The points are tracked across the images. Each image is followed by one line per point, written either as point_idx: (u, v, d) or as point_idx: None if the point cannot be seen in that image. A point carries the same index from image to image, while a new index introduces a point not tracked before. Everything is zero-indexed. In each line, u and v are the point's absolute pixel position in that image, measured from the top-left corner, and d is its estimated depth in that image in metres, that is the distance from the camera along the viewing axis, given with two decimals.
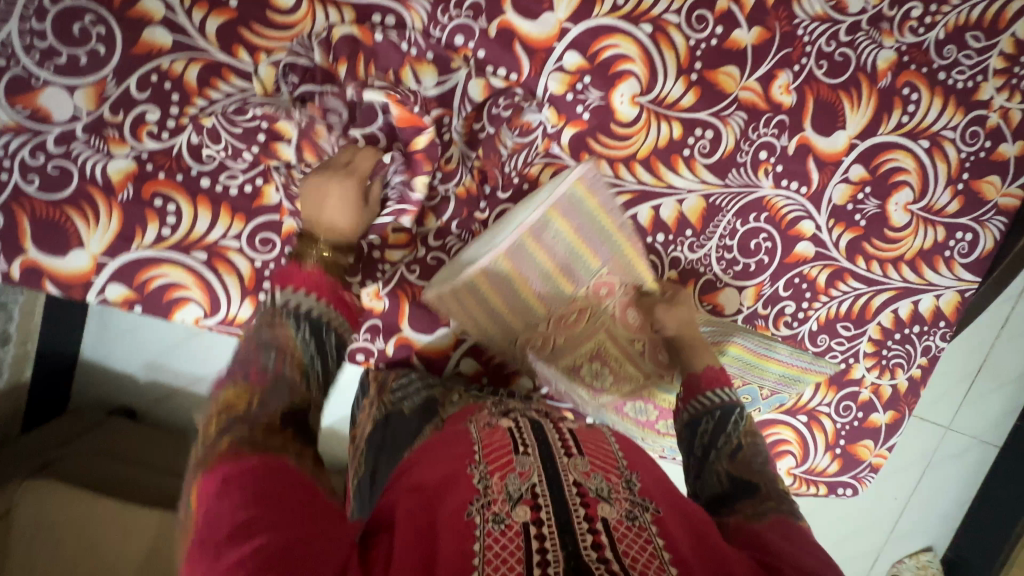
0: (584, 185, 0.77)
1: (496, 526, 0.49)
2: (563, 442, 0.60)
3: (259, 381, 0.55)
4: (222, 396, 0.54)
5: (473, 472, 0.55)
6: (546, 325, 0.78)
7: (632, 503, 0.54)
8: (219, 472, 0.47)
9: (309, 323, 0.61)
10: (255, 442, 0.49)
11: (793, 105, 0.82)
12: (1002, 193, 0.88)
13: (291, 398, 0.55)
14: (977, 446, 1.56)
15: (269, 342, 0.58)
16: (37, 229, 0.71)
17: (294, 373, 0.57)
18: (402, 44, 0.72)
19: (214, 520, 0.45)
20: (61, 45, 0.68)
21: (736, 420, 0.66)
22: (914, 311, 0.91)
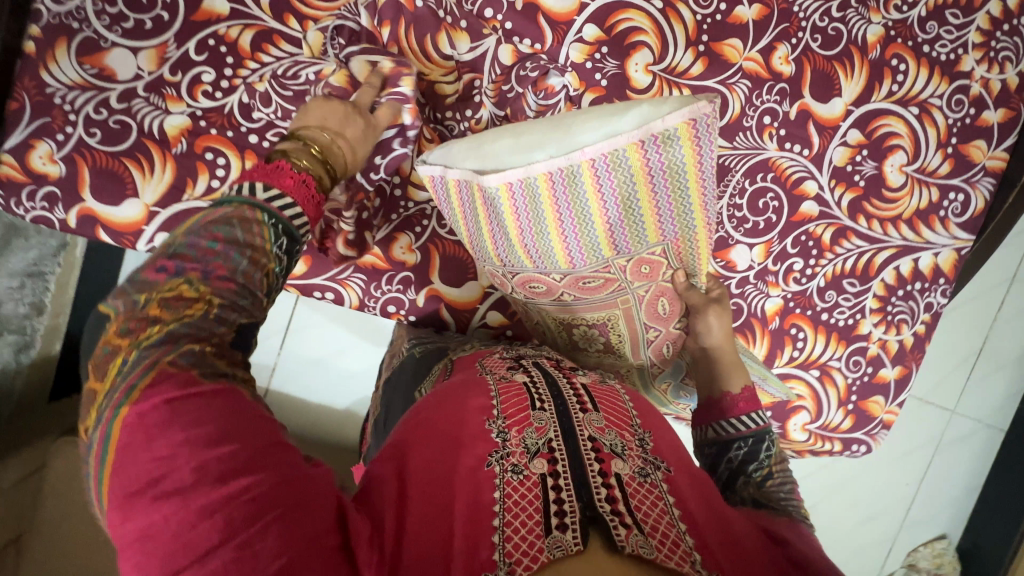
0: (689, 131, 0.61)
1: (514, 475, 0.47)
2: (577, 396, 0.56)
3: (220, 291, 0.48)
4: (162, 292, 0.46)
5: (490, 426, 0.50)
6: (560, 280, 0.69)
7: (645, 461, 0.51)
8: (160, 398, 0.41)
9: (286, 235, 0.54)
10: (206, 365, 0.44)
11: (793, 75, 0.90)
12: (989, 156, 0.94)
13: (249, 315, 0.50)
14: (983, 430, 1.58)
15: (240, 242, 0.50)
16: (96, 179, 0.76)
17: (261, 285, 0.51)
18: (439, 11, 0.78)
19: (164, 456, 0.39)
20: (130, 12, 0.75)
21: (766, 448, 0.69)
22: (915, 268, 0.96)
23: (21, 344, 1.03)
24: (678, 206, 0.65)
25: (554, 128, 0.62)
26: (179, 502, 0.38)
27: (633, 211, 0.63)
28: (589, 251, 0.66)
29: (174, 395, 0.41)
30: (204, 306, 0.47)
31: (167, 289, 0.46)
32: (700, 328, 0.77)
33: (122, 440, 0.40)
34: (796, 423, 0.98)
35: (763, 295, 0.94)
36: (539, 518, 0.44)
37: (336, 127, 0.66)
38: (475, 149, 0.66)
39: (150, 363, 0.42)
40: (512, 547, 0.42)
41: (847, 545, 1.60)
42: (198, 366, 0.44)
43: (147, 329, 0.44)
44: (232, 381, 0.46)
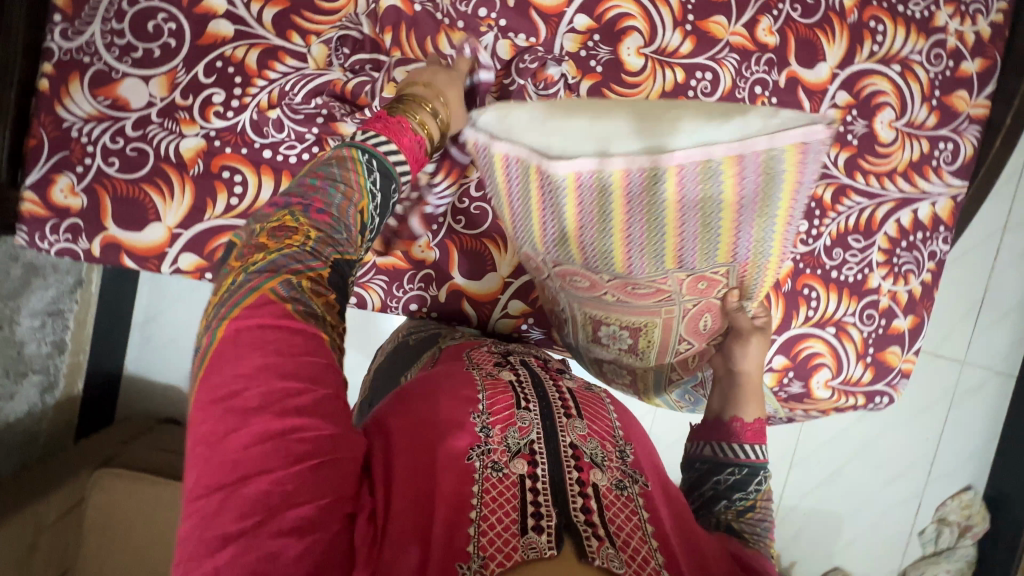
0: (794, 153, 0.61)
1: (494, 472, 0.49)
2: (562, 401, 0.58)
3: (318, 223, 0.52)
4: (276, 220, 0.52)
5: (475, 419, 0.53)
6: (608, 280, 0.70)
7: (623, 473, 0.54)
8: (255, 321, 0.46)
9: (381, 172, 0.59)
10: (294, 296, 0.48)
11: (778, 45, 0.93)
12: (972, 104, 0.98)
13: (344, 250, 0.54)
14: (995, 378, 1.61)
15: (339, 179, 0.55)
16: (117, 207, 0.78)
17: (355, 225, 0.55)
18: (437, 14, 0.82)
19: (244, 374, 0.44)
20: (137, 42, 0.77)
21: (757, 482, 0.68)
22: (914, 219, 0.99)
23: (46, 384, 1.06)
24: (759, 231, 0.65)
25: (640, 119, 0.64)
26: (240, 425, 0.43)
27: (710, 219, 0.64)
28: (651, 258, 0.67)
29: (265, 321, 0.46)
30: (305, 237, 0.51)
31: (276, 221, 0.52)
32: (736, 349, 0.74)
33: (219, 349, 0.46)
34: (818, 380, 1.00)
35: None
36: (516, 517, 0.46)
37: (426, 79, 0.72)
38: (546, 130, 0.66)
39: (254, 286, 0.48)
40: (487, 541, 0.45)
41: (876, 504, 1.62)
42: (293, 297, 0.48)
43: (256, 251, 0.50)
44: (318, 323, 0.49)
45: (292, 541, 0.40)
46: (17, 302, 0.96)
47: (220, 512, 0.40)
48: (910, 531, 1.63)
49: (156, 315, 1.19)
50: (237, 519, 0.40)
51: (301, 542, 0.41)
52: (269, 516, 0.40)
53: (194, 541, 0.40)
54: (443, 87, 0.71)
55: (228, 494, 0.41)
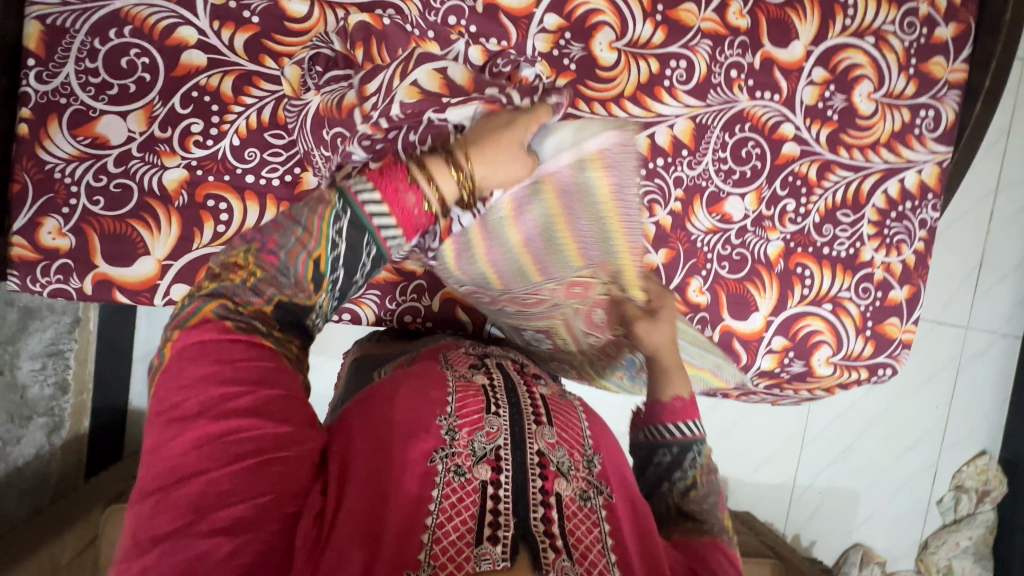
0: (603, 159, 0.67)
1: (457, 477, 0.49)
2: (534, 406, 0.58)
3: (266, 262, 0.50)
4: (232, 255, 0.51)
5: (442, 423, 0.53)
6: (499, 293, 0.77)
7: (588, 484, 0.54)
8: (197, 337, 0.47)
9: (352, 222, 0.51)
10: (239, 318, 0.49)
11: (750, 27, 0.93)
12: (950, 70, 0.98)
13: (291, 293, 0.51)
14: (1001, 340, 1.60)
15: (302, 221, 0.51)
16: (105, 244, 0.78)
17: (305, 269, 0.51)
18: (408, 27, 0.82)
19: (187, 384, 0.45)
20: (112, 79, 0.78)
21: (692, 457, 0.65)
22: (902, 188, 0.99)
23: (53, 425, 1.06)
24: (600, 237, 0.70)
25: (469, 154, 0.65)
26: (179, 431, 0.44)
27: (553, 240, 0.71)
28: (521, 276, 0.74)
29: (217, 334, 0.47)
30: (249, 275, 0.50)
31: (232, 256, 0.51)
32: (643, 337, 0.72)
33: (167, 364, 0.47)
34: (819, 358, 0.99)
35: (763, 240, 0.97)
36: (473, 526, 0.46)
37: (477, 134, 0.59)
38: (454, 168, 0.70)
39: (196, 310, 0.48)
40: (440, 550, 0.45)
41: (892, 477, 1.62)
42: (235, 320, 0.48)
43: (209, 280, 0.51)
44: (263, 336, 0.49)
45: (223, 541, 0.41)
46: (16, 346, 0.97)
47: (154, 514, 0.41)
48: (929, 500, 1.63)
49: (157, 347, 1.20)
50: (172, 518, 0.41)
51: (232, 542, 0.41)
52: (199, 517, 0.41)
53: (133, 538, 0.41)
54: (486, 144, 0.58)
55: (162, 496, 0.42)
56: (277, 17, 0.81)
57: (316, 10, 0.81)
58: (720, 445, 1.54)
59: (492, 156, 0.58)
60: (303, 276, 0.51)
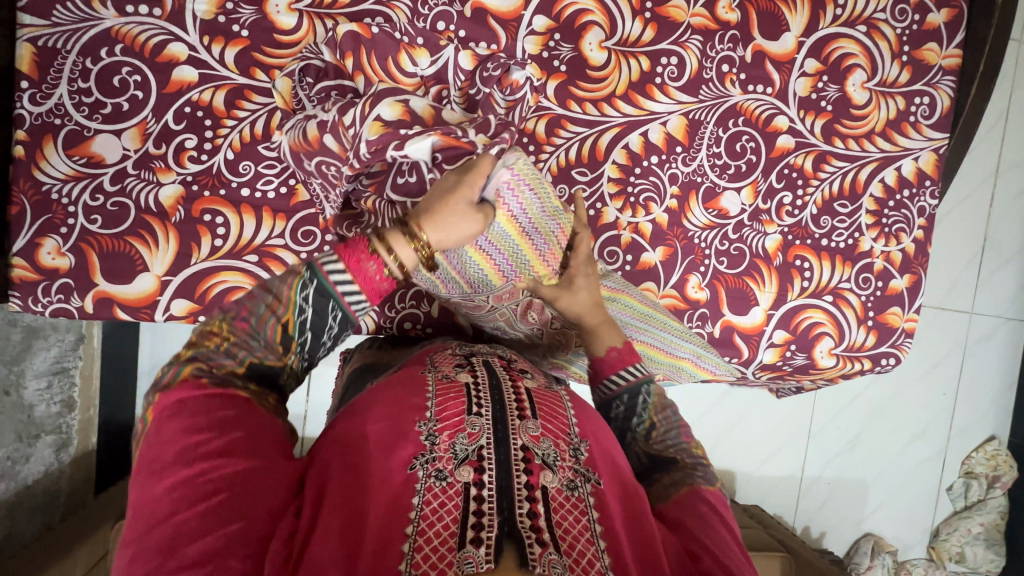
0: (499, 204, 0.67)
1: (438, 481, 0.49)
2: (518, 401, 0.57)
3: (238, 328, 0.53)
4: (207, 321, 0.55)
5: (421, 429, 0.53)
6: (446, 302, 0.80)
7: (575, 473, 0.53)
8: (177, 393, 0.50)
9: (317, 290, 0.54)
10: (216, 375, 0.52)
11: (740, 20, 0.93)
12: (944, 56, 0.97)
13: (262, 356, 0.54)
14: (1005, 324, 1.59)
15: (271, 289, 0.54)
16: (104, 262, 0.79)
17: (274, 334, 0.54)
18: (396, 34, 0.82)
19: (165, 437, 0.48)
20: (105, 98, 0.78)
21: (644, 399, 0.65)
22: (899, 176, 0.98)
23: (61, 443, 1.07)
24: (515, 261, 0.71)
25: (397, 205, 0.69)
26: (157, 479, 0.47)
27: (478, 277, 0.72)
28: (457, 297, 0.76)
29: (193, 391, 0.50)
30: (222, 341, 0.53)
31: (209, 320, 0.55)
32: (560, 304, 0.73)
33: (150, 421, 0.50)
34: (821, 349, 0.99)
35: (760, 234, 0.96)
36: (455, 530, 0.46)
37: (436, 200, 0.60)
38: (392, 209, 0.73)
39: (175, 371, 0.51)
40: (421, 557, 0.45)
41: (900, 466, 1.61)
42: (210, 376, 0.51)
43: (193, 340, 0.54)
44: (239, 389, 0.52)
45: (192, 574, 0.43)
46: (21, 366, 0.98)
47: (134, 559, 0.45)
48: (938, 487, 1.62)
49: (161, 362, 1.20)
50: (148, 559, 0.44)
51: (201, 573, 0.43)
52: (172, 553, 0.44)
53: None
54: (442, 210, 0.59)
55: (141, 538, 0.45)
56: (267, 30, 0.81)
57: (304, 21, 0.82)
58: (726, 440, 1.54)
59: (449, 224, 0.58)
60: (273, 340, 0.54)
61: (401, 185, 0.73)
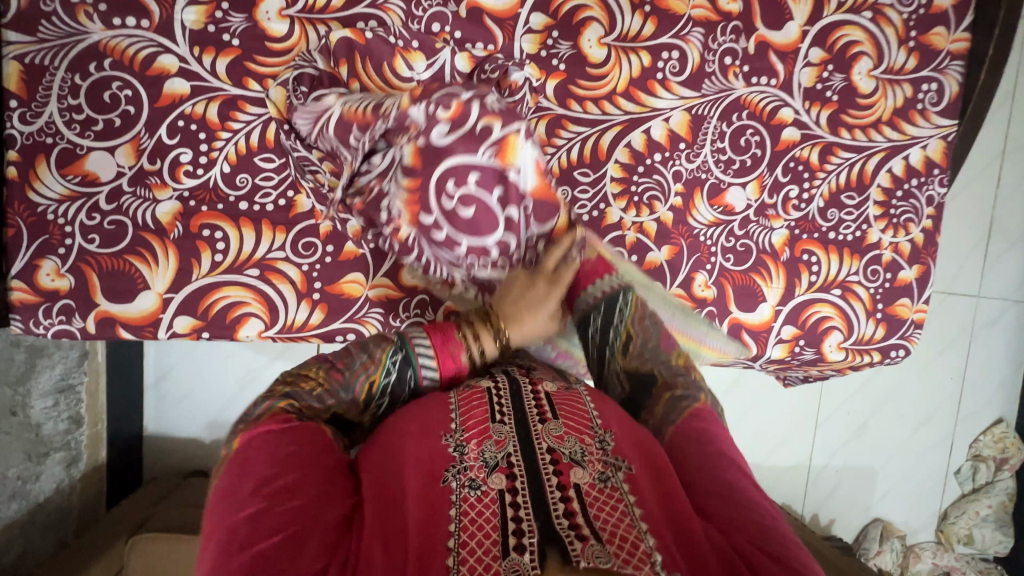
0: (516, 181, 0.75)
1: (473, 491, 0.50)
2: (537, 405, 0.59)
3: (333, 378, 0.63)
4: (303, 368, 0.65)
5: (449, 441, 0.55)
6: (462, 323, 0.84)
7: (604, 464, 0.53)
8: (263, 427, 0.56)
9: (403, 354, 0.65)
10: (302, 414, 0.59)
11: (742, 11, 0.91)
12: (952, 40, 0.95)
13: (345, 408, 0.63)
14: (1012, 307, 1.58)
15: (366, 349, 0.66)
16: (104, 281, 0.78)
17: (362, 388, 0.63)
18: (390, 38, 0.80)
19: (250, 467, 0.53)
20: (96, 114, 0.76)
21: (621, 308, 0.69)
22: (907, 166, 0.97)
23: (70, 459, 1.08)
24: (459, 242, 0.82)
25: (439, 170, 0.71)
26: (237, 507, 0.50)
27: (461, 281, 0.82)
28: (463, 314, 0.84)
29: (275, 427, 0.56)
30: (319, 385, 0.62)
31: (304, 369, 0.65)
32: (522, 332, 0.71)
33: (235, 453, 0.55)
34: (830, 344, 0.98)
35: (767, 229, 0.95)
36: (496, 539, 0.46)
37: (519, 298, 0.72)
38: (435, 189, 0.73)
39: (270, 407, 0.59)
40: (468, 567, 0.44)
41: (908, 451, 1.61)
42: (301, 414, 0.59)
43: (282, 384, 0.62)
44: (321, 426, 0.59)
45: None
46: (26, 385, 0.99)
47: None
48: (946, 471, 1.63)
49: (168, 372, 1.22)
50: None
51: None
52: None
53: None
54: (521, 309, 0.71)
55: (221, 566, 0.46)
56: (258, 38, 0.79)
57: (296, 28, 0.80)
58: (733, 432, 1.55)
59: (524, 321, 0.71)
60: (359, 394, 0.63)
61: (450, 211, 0.72)
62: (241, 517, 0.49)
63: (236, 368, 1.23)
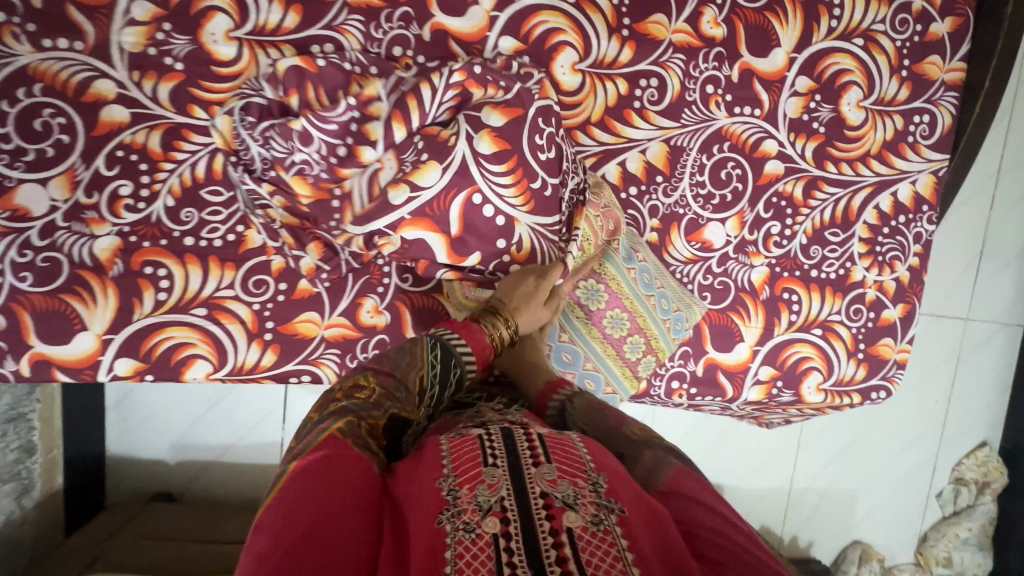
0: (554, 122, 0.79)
1: (466, 534, 0.43)
2: (531, 447, 0.51)
3: (381, 381, 0.58)
4: (352, 377, 0.58)
5: (440, 484, 0.47)
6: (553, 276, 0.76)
7: (598, 506, 0.46)
8: (318, 449, 0.49)
9: (442, 346, 0.62)
10: (358, 435, 0.52)
11: (726, 36, 0.85)
12: (946, 70, 0.90)
13: (402, 407, 0.58)
14: (1001, 330, 1.55)
15: (404, 349, 0.62)
16: (39, 322, 0.73)
17: (414, 384, 0.59)
18: (345, 64, 0.75)
19: (292, 489, 0.46)
20: (27, 143, 0.71)
21: (569, 411, 0.63)
22: (895, 202, 0.92)
23: (22, 489, 1.03)
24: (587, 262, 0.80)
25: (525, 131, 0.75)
26: (267, 531, 0.43)
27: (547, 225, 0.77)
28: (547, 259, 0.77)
29: (329, 451, 0.48)
30: (370, 396, 0.56)
31: (350, 381, 0.58)
32: (506, 293, 0.71)
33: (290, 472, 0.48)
34: (809, 385, 0.94)
35: (746, 267, 0.91)
36: None
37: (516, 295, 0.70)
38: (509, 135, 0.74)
39: (324, 429, 0.51)
40: None
41: (890, 474, 1.59)
42: (353, 437, 0.51)
43: (330, 402, 0.56)
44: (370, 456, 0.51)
45: None
46: None
47: None
48: (927, 494, 1.61)
49: (131, 393, 1.20)
50: None
51: None
52: None
53: None
54: (520, 300, 0.70)
55: None
56: (203, 61, 0.74)
57: (245, 50, 0.74)
58: (714, 456, 1.52)
59: (527, 308, 0.71)
60: (411, 389, 0.59)
61: (545, 161, 0.75)
62: (265, 526, 0.44)
63: (202, 390, 1.20)
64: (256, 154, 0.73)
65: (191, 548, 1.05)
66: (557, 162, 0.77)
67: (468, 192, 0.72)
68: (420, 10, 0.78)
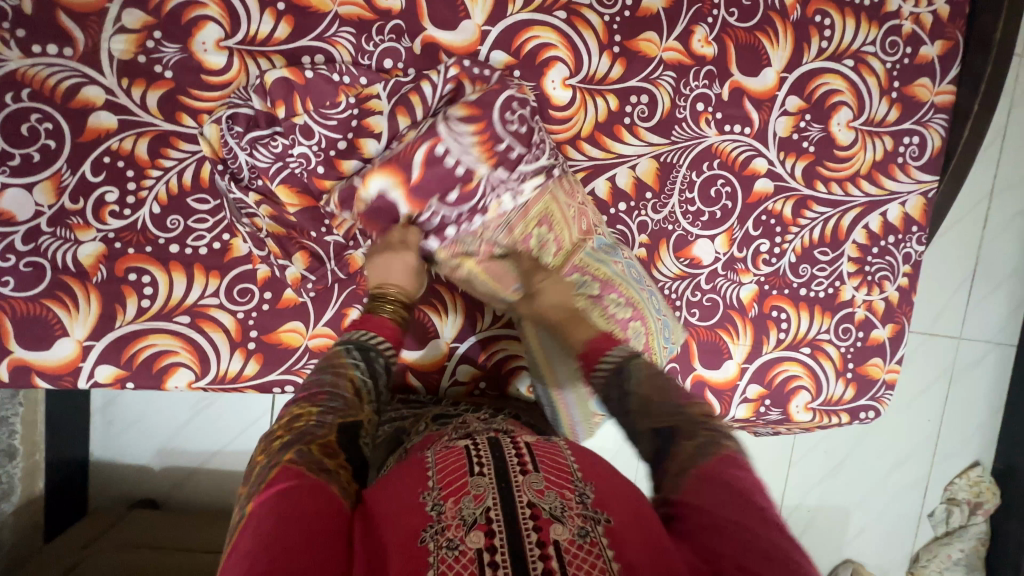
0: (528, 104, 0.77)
1: (449, 552, 0.42)
2: (519, 456, 0.49)
3: (319, 403, 0.57)
4: (295, 406, 0.58)
5: (425, 499, 0.47)
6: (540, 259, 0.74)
7: (585, 518, 0.45)
8: (274, 485, 0.48)
9: (356, 348, 0.64)
10: (313, 459, 0.51)
11: (716, 55, 0.86)
12: (936, 92, 0.90)
13: (345, 414, 0.57)
14: (993, 350, 1.55)
15: (326, 365, 0.62)
16: (20, 328, 0.72)
17: (347, 387, 0.59)
18: (334, 75, 0.74)
19: (253, 528, 0.44)
20: (13, 148, 0.71)
21: (632, 372, 0.60)
22: (884, 222, 0.93)
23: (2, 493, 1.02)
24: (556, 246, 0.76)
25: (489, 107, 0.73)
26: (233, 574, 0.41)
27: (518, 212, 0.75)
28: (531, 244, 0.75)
29: (289, 482, 0.48)
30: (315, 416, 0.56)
31: (292, 412, 0.57)
32: (381, 276, 0.70)
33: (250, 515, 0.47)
34: (797, 404, 0.94)
35: (735, 284, 0.91)
36: None
37: (389, 271, 0.70)
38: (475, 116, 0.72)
39: (277, 463, 0.50)
40: None
41: (882, 492, 1.58)
42: (306, 461, 0.50)
43: (290, 425, 0.55)
44: (331, 475, 0.50)
45: None
46: None
47: None
48: (920, 513, 1.60)
49: (115, 398, 1.18)
50: None
51: None
52: None
53: None
54: (393, 274, 0.70)
55: None
56: (193, 70, 0.74)
57: (236, 59, 0.75)
58: None
59: (399, 275, 0.70)
60: (347, 394, 0.59)
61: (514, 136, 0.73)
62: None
63: (187, 397, 1.19)
64: (245, 162, 0.74)
65: (171, 558, 1.03)
66: (528, 136, 0.74)
67: (428, 145, 0.70)
68: (411, 23, 0.78)
